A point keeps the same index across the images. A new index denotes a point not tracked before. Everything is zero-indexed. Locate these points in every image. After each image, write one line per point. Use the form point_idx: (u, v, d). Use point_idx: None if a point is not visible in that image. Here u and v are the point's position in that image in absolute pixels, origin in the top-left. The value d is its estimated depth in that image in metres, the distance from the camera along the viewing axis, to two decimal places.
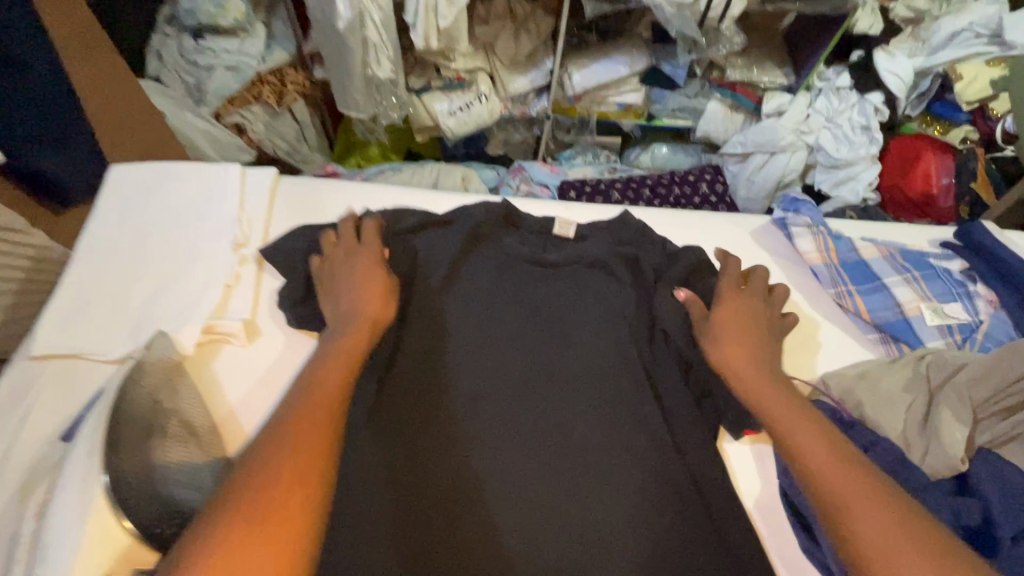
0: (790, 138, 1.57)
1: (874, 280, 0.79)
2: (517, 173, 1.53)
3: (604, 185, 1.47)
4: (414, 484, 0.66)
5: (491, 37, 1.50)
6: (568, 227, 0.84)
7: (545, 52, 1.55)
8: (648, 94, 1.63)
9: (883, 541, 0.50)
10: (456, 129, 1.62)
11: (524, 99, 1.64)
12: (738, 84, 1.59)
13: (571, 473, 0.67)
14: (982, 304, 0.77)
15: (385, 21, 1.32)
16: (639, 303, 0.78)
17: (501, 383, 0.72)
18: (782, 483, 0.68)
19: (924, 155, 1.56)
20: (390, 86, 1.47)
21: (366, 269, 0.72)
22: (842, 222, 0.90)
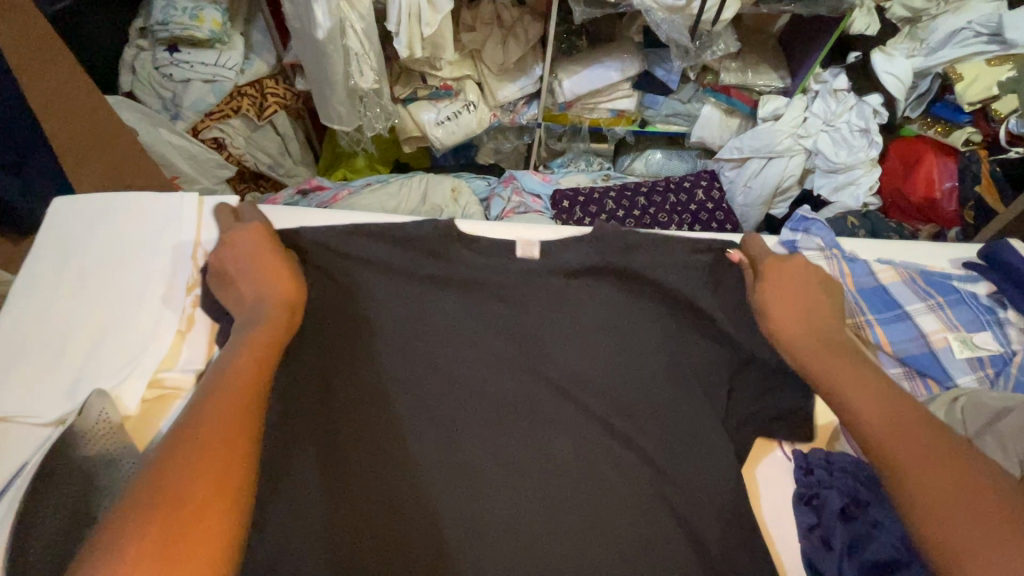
0: (788, 141, 1.51)
1: (894, 307, 0.72)
2: (508, 182, 1.46)
3: (598, 193, 1.39)
4: (382, 523, 0.60)
5: (478, 45, 1.43)
6: (531, 248, 0.74)
7: (534, 58, 1.49)
8: (640, 100, 1.57)
9: (941, 504, 0.46)
10: (445, 139, 1.55)
11: (514, 107, 1.58)
12: (732, 88, 1.52)
13: (571, 531, 0.60)
14: (1015, 332, 0.70)
15: (367, 29, 1.25)
16: (646, 336, 0.71)
17: (481, 421, 0.66)
18: (805, 550, 0.61)
19: (924, 159, 1.52)
20: (374, 96, 1.41)
21: (259, 250, 0.66)
22: (856, 241, 0.84)
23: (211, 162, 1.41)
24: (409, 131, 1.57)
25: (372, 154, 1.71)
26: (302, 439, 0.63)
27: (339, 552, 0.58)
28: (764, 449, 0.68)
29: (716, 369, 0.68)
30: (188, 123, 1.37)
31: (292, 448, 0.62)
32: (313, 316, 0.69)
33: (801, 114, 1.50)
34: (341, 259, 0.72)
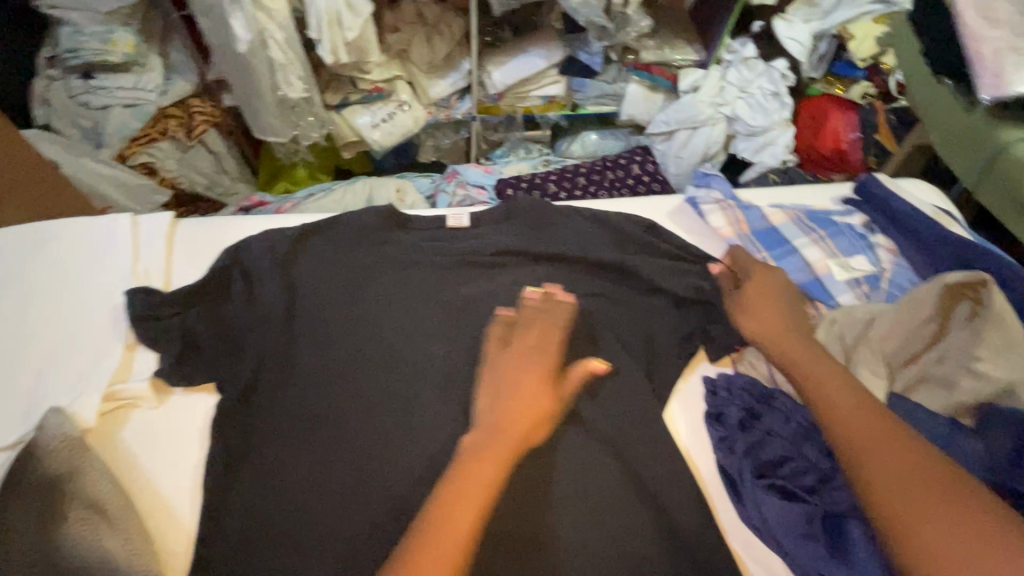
0: (709, 110, 1.61)
1: (784, 244, 0.82)
2: (451, 177, 1.51)
3: (541, 178, 1.45)
4: (355, 487, 0.62)
5: (404, 45, 1.48)
6: (461, 218, 0.83)
7: (462, 53, 1.55)
8: (569, 84, 1.63)
9: (884, 470, 0.52)
10: (382, 141, 1.58)
11: (448, 102, 1.63)
12: (653, 64, 1.63)
13: (522, 477, 0.65)
14: (884, 252, 0.81)
15: (289, 38, 1.27)
16: (574, 298, 0.78)
17: (430, 390, 0.69)
18: (720, 459, 0.68)
19: (831, 115, 1.65)
20: (306, 105, 1.42)
21: (529, 371, 0.63)
22: (751, 192, 0.93)
23: (144, 189, 1.40)
24: (346, 137, 1.59)
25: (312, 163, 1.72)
26: (260, 433, 0.65)
27: (293, 519, 0.60)
28: (676, 389, 0.75)
29: (637, 322, 0.77)
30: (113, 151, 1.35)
31: (243, 451, 0.65)
32: (259, 315, 0.72)
33: (718, 85, 1.61)
34: (290, 263, 0.77)
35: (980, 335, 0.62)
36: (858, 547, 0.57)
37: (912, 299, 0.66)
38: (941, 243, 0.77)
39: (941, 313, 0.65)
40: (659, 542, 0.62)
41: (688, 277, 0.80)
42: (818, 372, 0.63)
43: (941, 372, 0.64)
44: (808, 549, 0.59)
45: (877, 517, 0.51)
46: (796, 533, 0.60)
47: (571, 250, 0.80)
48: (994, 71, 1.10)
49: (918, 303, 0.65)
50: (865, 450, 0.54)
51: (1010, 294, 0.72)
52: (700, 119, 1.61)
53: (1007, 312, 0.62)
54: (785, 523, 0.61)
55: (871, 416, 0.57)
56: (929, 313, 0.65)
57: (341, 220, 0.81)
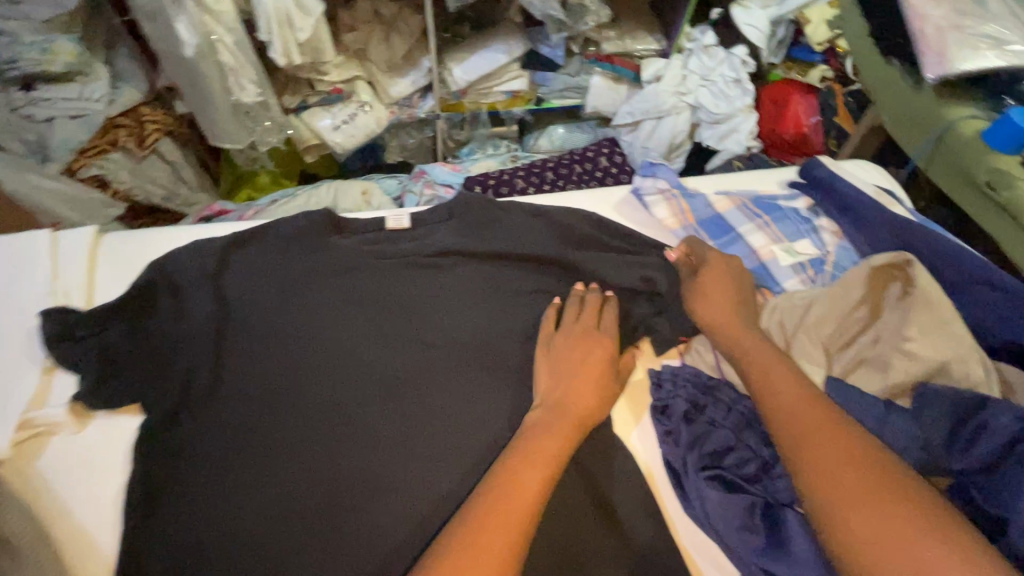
0: (672, 100, 1.61)
1: (729, 232, 0.82)
2: (418, 176, 1.46)
3: (508, 174, 1.41)
4: (300, 500, 0.61)
5: (361, 44, 1.44)
6: (402, 219, 0.81)
7: (421, 51, 1.52)
8: (532, 79, 1.62)
9: (818, 456, 0.52)
10: (346, 143, 1.55)
11: (410, 101, 1.59)
12: (615, 56, 1.60)
13: (466, 481, 0.63)
14: (827, 236, 0.82)
15: (239, 41, 1.23)
16: (520, 296, 0.76)
17: (369, 399, 0.68)
18: (665, 454, 0.67)
19: (792, 99, 1.65)
20: (262, 110, 1.38)
21: (588, 353, 0.68)
22: (700, 179, 0.93)
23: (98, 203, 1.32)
24: (307, 141, 1.55)
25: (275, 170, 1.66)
26: (193, 454, 0.63)
27: (226, 538, 0.59)
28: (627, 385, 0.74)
29: None
30: (62, 164, 1.26)
31: (169, 474, 0.62)
32: (187, 330, 0.69)
33: (680, 74, 1.60)
34: (234, 275, 0.74)
35: (908, 314, 0.64)
36: (793, 535, 0.58)
37: (843, 282, 0.68)
38: (881, 223, 0.78)
39: (870, 295, 0.67)
40: (607, 540, 0.61)
41: (648, 270, 0.77)
42: (765, 361, 0.63)
43: (876, 354, 0.65)
44: (747, 540, 0.59)
45: (826, 535, 0.49)
46: (737, 523, 0.60)
47: (527, 248, 0.78)
48: (938, 50, 1.11)
49: (850, 287, 0.67)
50: (817, 465, 0.52)
51: (945, 272, 0.72)
52: (664, 108, 1.60)
53: (930, 289, 0.64)
54: (727, 514, 0.60)
55: (826, 427, 0.54)
56: (858, 296, 0.67)
57: (289, 227, 0.78)
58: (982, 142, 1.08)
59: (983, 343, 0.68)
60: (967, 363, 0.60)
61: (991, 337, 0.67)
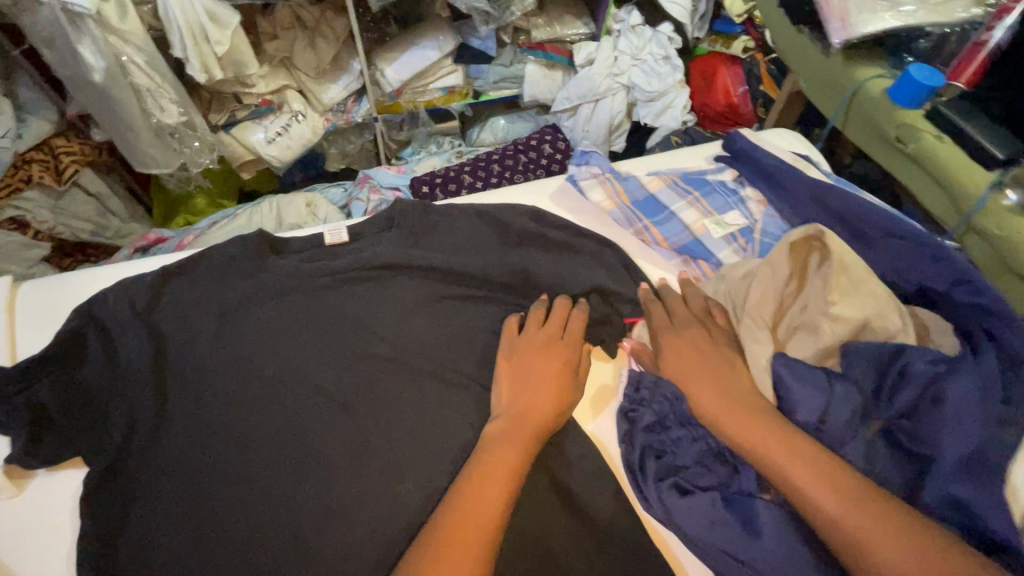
0: (606, 82, 1.62)
1: (662, 210, 0.87)
2: (363, 182, 1.42)
3: (454, 172, 1.41)
4: (272, 528, 0.62)
5: (286, 53, 1.40)
6: (339, 233, 0.81)
7: (349, 54, 1.49)
8: (466, 72, 1.62)
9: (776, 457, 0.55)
10: (280, 156, 1.51)
11: (344, 107, 1.56)
12: (546, 43, 1.60)
13: (428, 486, 0.65)
14: (754, 205, 0.87)
15: (151, 60, 1.16)
16: (463, 297, 0.77)
17: (325, 420, 0.68)
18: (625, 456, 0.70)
19: (718, 70, 1.71)
20: (187, 129, 1.31)
21: (550, 365, 0.68)
22: (631, 162, 0.97)
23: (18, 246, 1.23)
24: (241, 157, 1.50)
25: (210, 190, 1.60)
26: (144, 502, 0.63)
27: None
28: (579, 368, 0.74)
29: None
30: None
31: (118, 534, 0.62)
32: (120, 375, 0.68)
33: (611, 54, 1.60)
34: (169, 312, 0.73)
35: (830, 280, 0.65)
36: (766, 526, 0.60)
37: (770, 260, 0.68)
38: (801, 189, 0.83)
39: (795, 268, 0.68)
40: (573, 528, 0.65)
41: (590, 260, 0.80)
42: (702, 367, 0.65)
43: (806, 320, 0.66)
44: (720, 534, 0.61)
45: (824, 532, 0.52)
46: (711, 524, 0.62)
47: (468, 249, 0.79)
48: (841, 16, 1.18)
49: (776, 263, 0.68)
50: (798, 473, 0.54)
51: (862, 229, 0.77)
52: (599, 91, 1.62)
53: (845, 255, 0.65)
54: (699, 521, 0.63)
55: (806, 459, 0.55)
56: (786, 269, 0.67)
57: (225, 254, 0.77)
58: (887, 98, 1.15)
59: (900, 289, 0.74)
60: (887, 314, 0.64)
61: (905, 284, 0.73)
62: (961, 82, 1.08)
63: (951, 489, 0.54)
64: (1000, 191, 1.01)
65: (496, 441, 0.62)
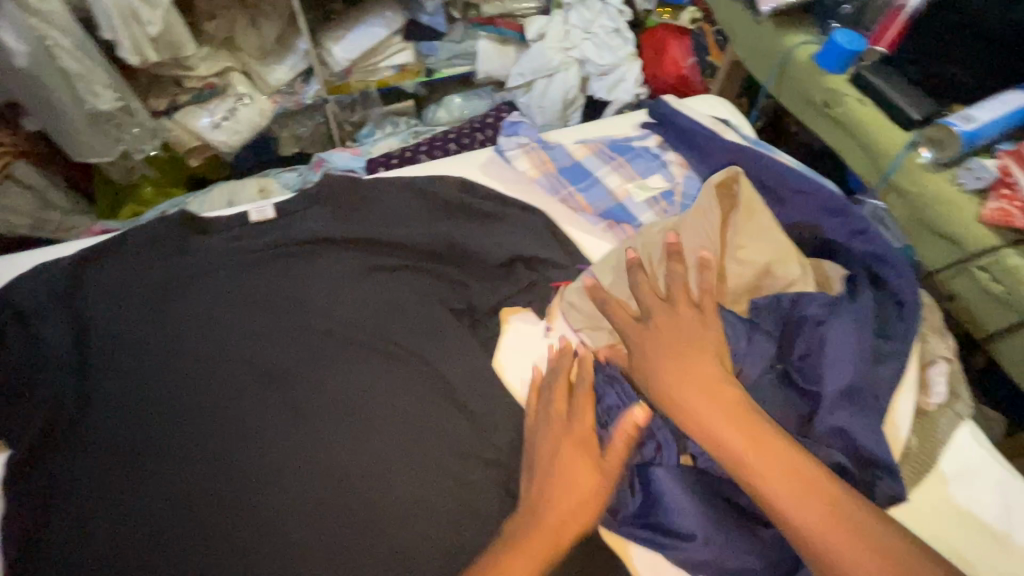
0: (559, 57, 1.56)
1: (588, 176, 0.90)
2: (317, 166, 1.38)
3: (410, 151, 1.39)
4: (213, 509, 0.63)
5: (227, 32, 1.38)
6: (265, 210, 0.81)
7: (294, 33, 1.47)
8: (417, 50, 1.59)
9: (796, 513, 0.49)
10: (229, 141, 1.45)
11: (292, 87, 1.52)
12: (496, 17, 1.58)
13: (369, 454, 0.66)
14: (675, 168, 0.90)
15: (79, 44, 1.10)
16: (395, 271, 0.78)
17: (252, 391, 0.69)
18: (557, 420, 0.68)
19: (669, 43, 1.67)
20: (125, 115, 1.25)
21: (565, 445, 0.59)
22: (561, 131, 1.00)
23: None
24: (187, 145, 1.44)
25: (158, 181, 1.54)
26: (79, 490, 0.63)
27: (129, 558, 0.60)
28: (506, 326, 0.77)
29: (490, 281, 0.80)
30: None
31: (43, 514, 0.62)
32: (52, 362, 0.68)
33: (562, 30, 1.56)
34: (94, 296, 0.72)
35: (744, 224, 0.70)
36: (670, 495, 0.61)
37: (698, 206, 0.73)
38: (716, 149, 0.87)
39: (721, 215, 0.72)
40: (510, 488, 0.66)
41: (525, 231, 0.82)
42: (708, 392, 0.55)
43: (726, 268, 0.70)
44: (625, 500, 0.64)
45: None
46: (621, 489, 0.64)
47: (406, 224, 0.80)
48: None
49: (704, 207, 0.72)
50: (822, 535, 0.48)
51: (770, 184, 0.81)
52: (552, 66, 1.56)
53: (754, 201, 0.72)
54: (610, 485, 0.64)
55: (823, 507, 0.49)
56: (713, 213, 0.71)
57: (156, 237, 0.76)
58: (814, 64, 1.19)
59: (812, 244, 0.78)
60: (790, 261, 0.69)
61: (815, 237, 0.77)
62: (882, 46, 1.13)
63: (836, 421, 0.62)
64: (915, 150, 1.03)
65: (503, 547, 0.54)
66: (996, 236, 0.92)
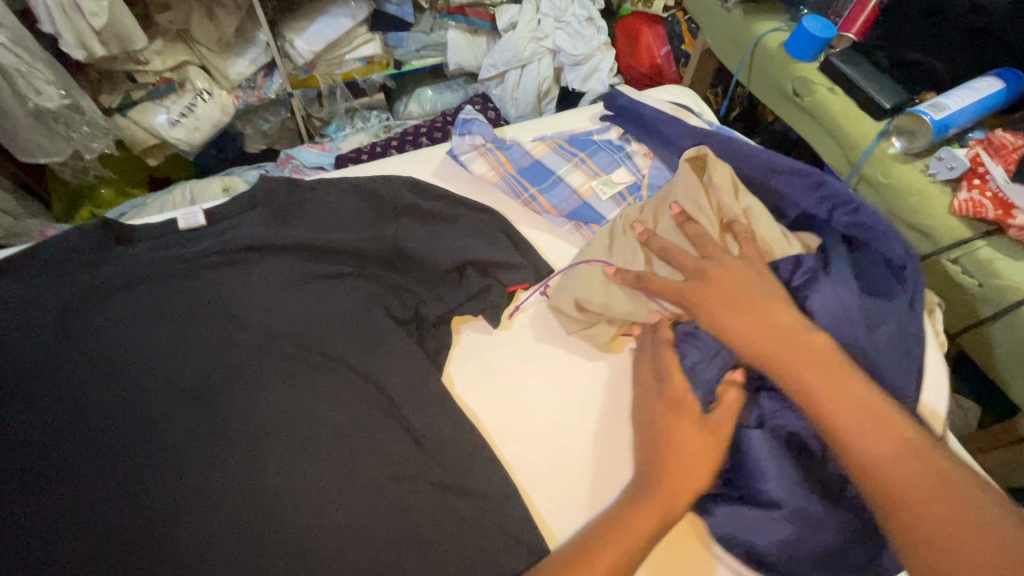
0: (530, 47, 1.49)
1: (549, 176, 0.87)
2: (284, 163, 1.33)
3: (381, 146, 1.33)
4: (131, 543, 0.58)
5: (182, 25, 1.27)
6: (195, 216, 0.76)
7: (254, 24, 1.37)
8: (385, 40, 1.49)
9: (901, 475, 0.50)
10: (189, 139, 1.37)
11: (253, 81, 1.43)
12: (466, 6, 1.49)
13: (312, 476, 0.61)
14: (640, 160, 0.88)
15: (18, 38, 0.99)
16: (338, 280, 0.73)
17: (175, 414, 0.64)
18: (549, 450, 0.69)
19: (642, 32, 1.63)
20: (75, 114, 1.15)
21: (673, 405, 0.63)
22: (518, 128, 0.96)
23: None
24: (143, 143, 1.36)
25: (116, 181, 1.44)
26: None
27: None
28: (458, 339, 0.77)
29: (445, 287, 0.76)
30: None
31: None
32: None
33: (533, 17, 1.48)
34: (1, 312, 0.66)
35: (720, 185, 0.71)
36: (760, 454, 0.61)
37: (674, 185, 0.73)
38: (675, 137, 0.83)
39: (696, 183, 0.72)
40: (461, 504, 0.63)
41: (484, 233, 0.78)
42: (806, 360, 0.57)
43: (714, 226, 0.70)
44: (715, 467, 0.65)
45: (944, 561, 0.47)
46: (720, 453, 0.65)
47: (357, 231, 0.75)
48: None
49: (678, 183, 0.72)
50: (923, 494, 0.49)
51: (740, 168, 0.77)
52: (524, 57, 1.49)
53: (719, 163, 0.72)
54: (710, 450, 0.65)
55: (926, 468, 0.50)
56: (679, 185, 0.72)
57: (74, 247, 0.70)
58: (785, 53, 1.15)
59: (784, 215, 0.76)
60: (764, 216, 0.70)
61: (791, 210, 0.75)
62: (852, 33, 1.11)
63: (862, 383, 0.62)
64: (886, 139, 1.00)
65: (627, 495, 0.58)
66: (969, 228, 0.89)
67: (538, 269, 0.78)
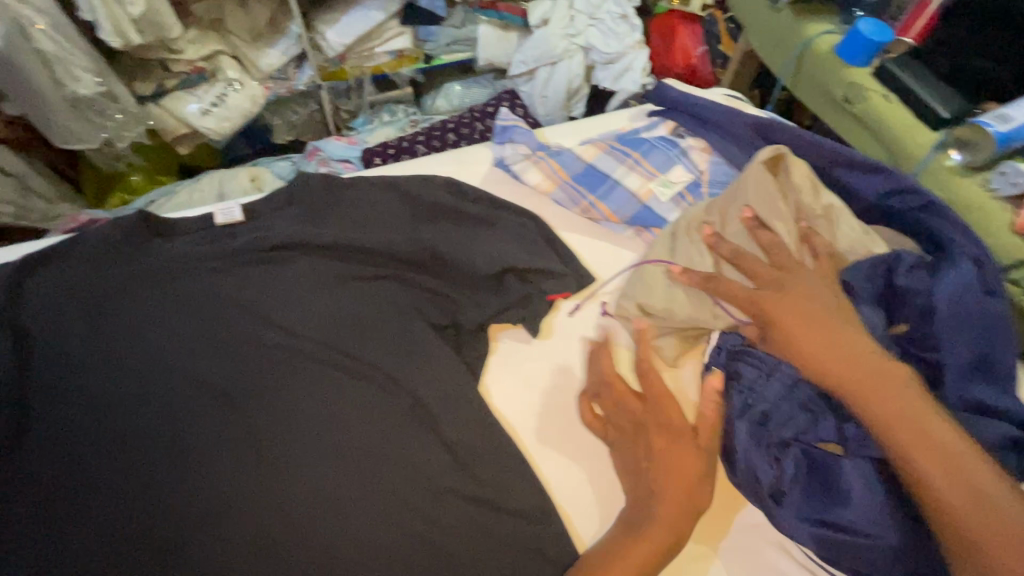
0: (562, 44, 1.44)
1: (605, 180, 0.84)
2: (311, 155, 1.32)
3: (408, 141, 1.31)
4: (157, 544, 0.58)
5: (216, 14, 1.26)
6: (232, 212, 0.74)
7: (287, 16, 1.36)
8: (415, 34, 1.46)
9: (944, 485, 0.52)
10: (220, 129, 1.33)
11: (285, 73, 1.42)
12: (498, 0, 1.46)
13: (336, 484, 0.61)
14: (698, 154, 0.87)
15: (57, 24, 0.99)
16: (372, 282, 0.71)
17: (208, 414, 0.63)
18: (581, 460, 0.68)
19: (678, 30, 1.55)
20: (109, 101, 1.14)
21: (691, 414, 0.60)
22: (560, 130, 0.93)
23: None
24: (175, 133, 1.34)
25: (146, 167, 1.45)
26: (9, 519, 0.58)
27: None
28: (494, 347, 0.74)
29: (480, 293, 0.73)
30: None
31: None
32: None
33: (566, 14, 1.44)
34: (36, 306, 0.65)
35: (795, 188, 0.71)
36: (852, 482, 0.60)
37: (743, 178, 0.72)
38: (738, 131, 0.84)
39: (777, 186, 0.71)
40: (496, 524, 0.61)
41: (521, 238, 0.75)
42: (860, 370, 0.57)
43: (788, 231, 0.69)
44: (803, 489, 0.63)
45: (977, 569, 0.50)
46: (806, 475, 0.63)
47: (392, 232, 0.72)
48: None
49: (749, 180, 0.71)
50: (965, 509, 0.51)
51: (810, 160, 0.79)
52: (555, 54, 1.45)
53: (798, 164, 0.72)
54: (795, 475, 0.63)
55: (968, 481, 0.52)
56: (750, 183, 0.71)
57: (110, 242, 0.69)
58: (836, 56, 1.09)
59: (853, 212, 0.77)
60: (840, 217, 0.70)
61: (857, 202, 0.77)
62: (909, 37, 1.05)
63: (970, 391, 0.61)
64: (943, 151, 0.94)
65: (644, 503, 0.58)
66: None
67: (580, 278, 0.76)
